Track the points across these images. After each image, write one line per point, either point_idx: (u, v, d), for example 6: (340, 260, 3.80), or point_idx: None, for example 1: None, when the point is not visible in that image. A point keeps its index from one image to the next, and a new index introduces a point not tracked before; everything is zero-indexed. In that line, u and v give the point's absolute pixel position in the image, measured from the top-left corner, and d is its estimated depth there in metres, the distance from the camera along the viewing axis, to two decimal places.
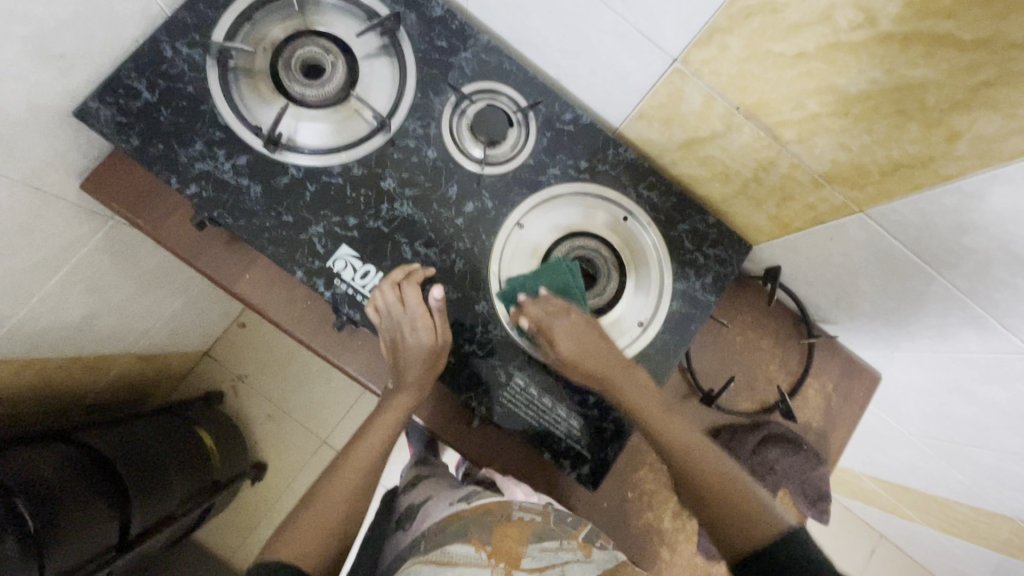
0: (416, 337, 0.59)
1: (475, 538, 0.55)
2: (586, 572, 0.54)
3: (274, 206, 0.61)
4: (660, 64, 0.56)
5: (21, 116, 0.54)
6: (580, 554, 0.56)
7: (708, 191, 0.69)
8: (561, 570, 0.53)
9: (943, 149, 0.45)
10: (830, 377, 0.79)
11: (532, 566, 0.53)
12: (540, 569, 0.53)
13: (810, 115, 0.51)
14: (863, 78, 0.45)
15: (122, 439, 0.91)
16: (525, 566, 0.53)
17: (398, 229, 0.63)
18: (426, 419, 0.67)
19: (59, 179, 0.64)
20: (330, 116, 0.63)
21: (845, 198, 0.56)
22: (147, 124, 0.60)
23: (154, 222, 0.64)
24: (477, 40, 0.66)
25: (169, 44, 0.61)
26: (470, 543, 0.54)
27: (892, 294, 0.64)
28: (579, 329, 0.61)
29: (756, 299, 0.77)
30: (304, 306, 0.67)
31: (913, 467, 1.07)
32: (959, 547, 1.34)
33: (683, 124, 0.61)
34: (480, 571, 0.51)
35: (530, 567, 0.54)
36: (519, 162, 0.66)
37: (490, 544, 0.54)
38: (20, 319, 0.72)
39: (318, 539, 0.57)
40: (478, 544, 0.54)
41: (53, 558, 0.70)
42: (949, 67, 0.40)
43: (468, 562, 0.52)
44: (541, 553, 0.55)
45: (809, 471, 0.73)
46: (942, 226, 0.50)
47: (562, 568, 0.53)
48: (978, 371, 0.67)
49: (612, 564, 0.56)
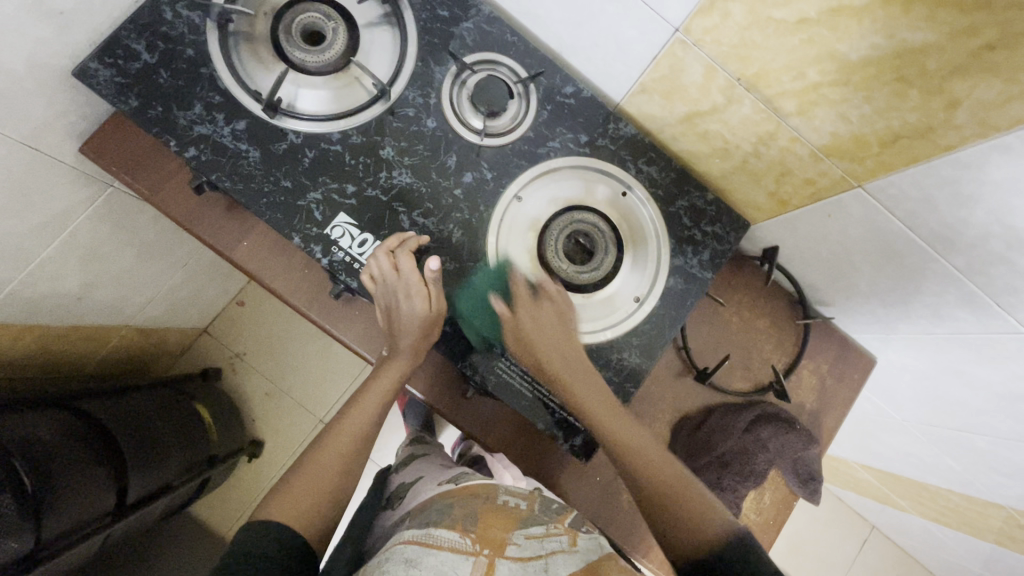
0: (410, 305, 0.59)
1: (460, 525, 0.53)
2: (568, 564, 0.52)
3: (272, 171, 0.61)
4: (661, 34, 0.56)
5: (20, 73, 0.54)
6: (566, 545, 0.54)
7: (707, 168, 0.68)
8: (545, 562, 0.51)
9: (942, 118, 0.45)
10: (824, 358, 0.79)
11: (517, 554, 0.52)
12: (526, 557, 0.51)
13: (811, 85, 0.51)
14: (864, 44, 0.45)
15: (120, 410, 0.92)
16: (510, 553, 0.52)
17: (397, 198, 0.63)
18: (421, 389, 0.68)
19: (59, 141, 0.64)
20: (330, 84, 0.63)
21: (844, 172, 0.56)
22: (146, 86, 0.60)
23: (152, 186, 0.64)
24: (478, 10, 0.66)
25: (169, 7, 0.60)
26: (455, 529, 0.53)
27: (888, 273, 0.64)
28: (545, 315, 0.63)
29: (752, 279, 0.78)
30: (301, 274, 0.67)
31: (907, 454, 1.07)
32: (950, 537, 1.35)
33: (684, 97, 0.61)
34: (462, 562, 0.49)
35: (515, 554, 0.52)
36: (519, 134, 0.66)
37: (474, 532, 0.53)
38: (20, 282, 0.73)
39: (314, 502, 0.57)
40: (462, 533, 0.53)
41: (47, 520, 0.71)
42: (950, 30, 0.40)
43: (451, 548, 0.50)
44: (527, 540, 0.53)
45: (802, 450, 0.73)
46: (940, 199, 0.50)
47: (547, 560, 0.52)
48: (972, 352, 0.67)
49: (596, 555, 0.54)
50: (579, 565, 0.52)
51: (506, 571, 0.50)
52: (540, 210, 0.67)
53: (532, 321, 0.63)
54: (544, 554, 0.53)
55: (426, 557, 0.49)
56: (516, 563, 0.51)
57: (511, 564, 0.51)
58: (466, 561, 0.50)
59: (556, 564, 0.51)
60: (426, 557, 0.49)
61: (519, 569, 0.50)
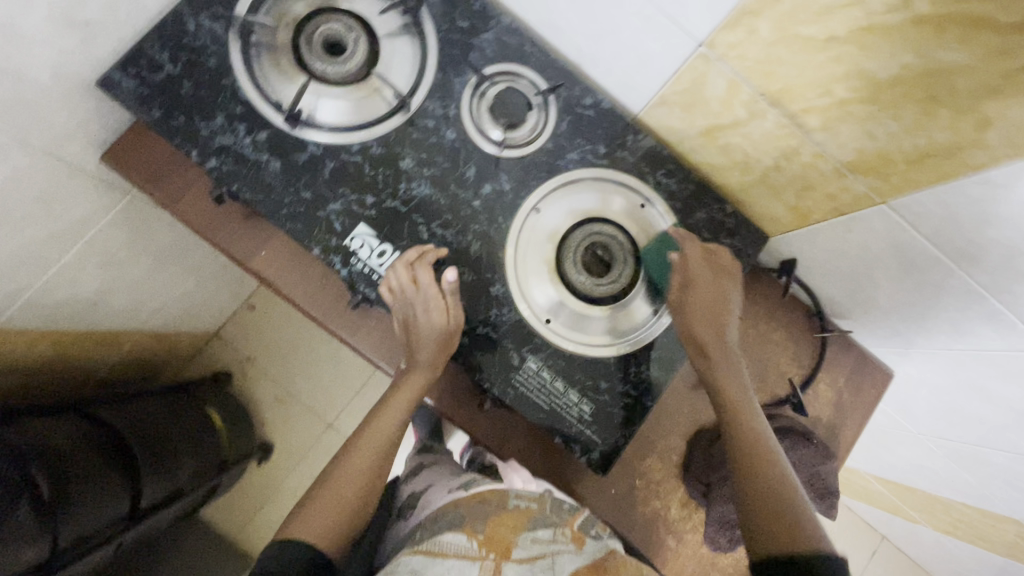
0: (429, 318, 0.59)
1: (467, 527, 0.54)
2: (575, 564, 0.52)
3: (293, 182, 0.61)
4: (684, 48, 0.56)
5: (45, 83, 0.55)
6: (571, 545, 0.54)
7: (727, 180, 0.68)
8: (551, 561, 0.52)
9: (972, 138, 0.45)
10: (841, 372, 0.78)
11: (524, 555, 0.52)
12: (532, 557, 0.52)
13: (837, 102, 0.51)
14: (894, 62, 0.45)
15: (134, 416, 0.92)
16: (515, 555, 0.52)
17: (416, 209, 0.63)
18: (437, 400, 0.68)
19: (80, 150, 0.64)
20: (350, 94, 0.62)
21: (867, 188, 0.56)
22: (169, 96, 0.60)
23: (172, 196, 0.65)
24: (499, 21, 0.66)
25: (192, 18, 0.61)
26: (462, 532, 0.53)
27: (908, 288, 0.63)
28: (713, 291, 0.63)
29: (770, 291, 0.77)
30: (319, 284, 0.67)
31: (921, 467, 1.07)
32: (963, 550, 1.34)
33: (705, 109, 0.61)
34: (467, 567, 0.50)
35: (520, 556, 0.52)
36: (538, 146, 0.66)
37: (481, 533, 0.53)
38: (39, 289, 0.73)
39: (333, 515, 0.57)
40: (470, 534, 0.53)
41: (63, 527, 0.71)
42: (983, 50, 0.40)
43: (457, 554, 0.51)
44: (533, 542, 0.53)
45: (819, 464, 0.72)
46: (965, 217, 0.50)
47: (553, 558, 0.52)
48: (993, 368, 0.66)
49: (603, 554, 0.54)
50: (586, 566, 0.52)
51: (512, 574, 0.50)
52: (560, 212, 0.67)
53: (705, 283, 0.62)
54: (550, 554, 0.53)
55: (433, 567, 0.49)
56: (523, 564, 0.51)
57: (516, 566, 0.51)
58: (473, 566, 0.50)
59: (563, 562, 0.52)
60: (433, 566, 0.49)
61: (525, 570, 0.50)
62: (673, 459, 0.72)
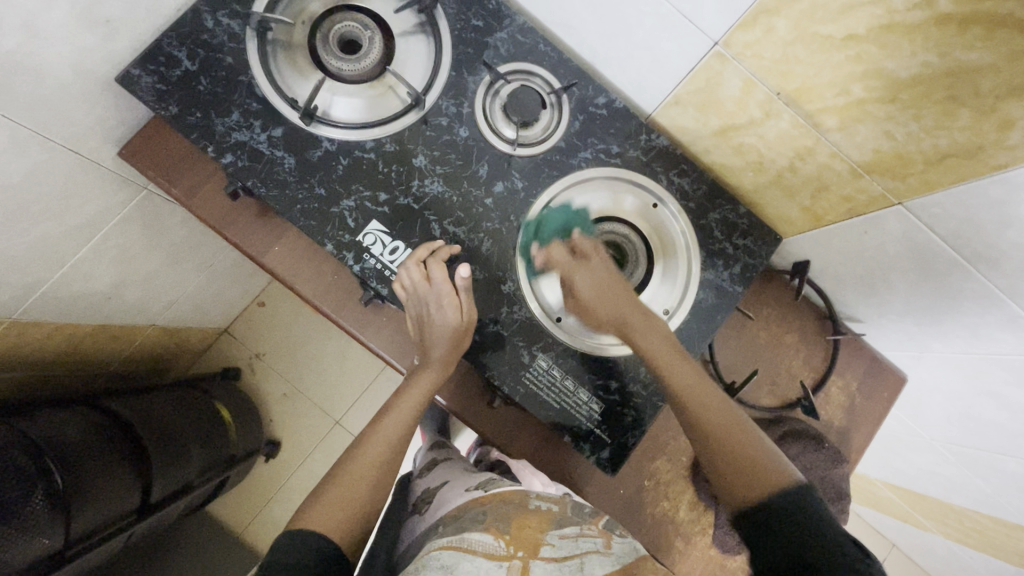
0: (441, 315, 0.60)
1: (493, 526, 0.52)
2: (603, 565, 0.51)
3: (307, 178, 0.61)
4: (700, 47, 0.55)
5: (66, 79, 0.55)
6: (600, 547, 0.53)
7: (740, 180, 0.68)
8: (580, 561, 0.51)
9: (994, 138, 0.44)
10: (854, 375, 0.77)
11: (552, 554, 0.51)
12: (561, 558, 0.51)
13: (855, 101, 0.50)
14: (915, 61, 0.45)
15: (145, 409, 0.93)
16: (544, 553, 0.51)
17: (428, 207, 0.63)
18: (448, 398, 0.68)
19: (97, 145, 0.65)
20: (365, 92, 0.63)
21: (884, 189, 0.55)
22: (185, 93, 0.60)
23: (186, 191, 0.65)
24: (513, 20, 0.66)
25: (210, 15, 0.61)
26: (488, 531, 0.52)
27: (925, 291, 0.62)
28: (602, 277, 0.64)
29: (783, 293, 0.77)
30: (331, 280, 0.68)
31: (933, 473, 1.05)
32: (975, 560, 1.32)
33: (720, 109, 0.60)
34: (497, 566, 0.49)
35: (550, 554, 0.51)
36: (551, 144, 0.66)
37: (508, 533, 0.52)
38: (54, 282, 0.74)
39: (344, 509, 0.57)
40: (497, 534, 0.52)
41: (77, 518, 0.71)
42: (1009, 50, 0.39)
43: (486, 552, 0.50)
44: (561, 540, 0.53)
45: (830, 469, 0.71)
46: (985, 219, 0.49)
47: (582, 559, 0.51)
48: (1010, 373, 0.65)
49: (631, 557, 0.53)
50: (615, 568, 0.51)
51: (541, 571, 0.49)
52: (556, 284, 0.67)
53: (590, 279, 0.64)
54: (579, 553, 0.52)
55: (462, 563, 0.48)
56: (551, 563, 0.50)
57: (545, 564, 0.50)
58: (501, 567, 0.49)
59: (592, 565, 0.50)
60: (462, 562, 0.48)
61: (554, 569, 0.49)
62: (683, 460, 0.72)
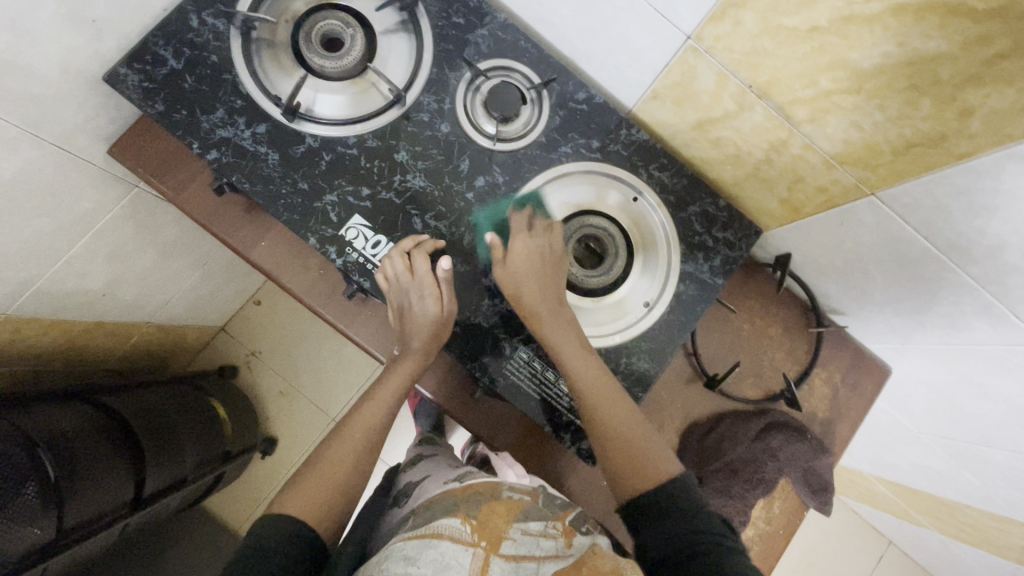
0: (423, 305, 0.61)
1: (461, 512, 0.53)
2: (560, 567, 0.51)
3: (291, 173, 0.62)
4: (673, 41, 0.56)
5: (54, 78, 0.57)
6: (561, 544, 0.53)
7: (720, 174, 0.68)
8: (537, 564, 0.50)
9: (956, 126, 0.45)
10: (838, 368, 0.78)
11: (512, 551, 0.50)
12: (520, 556, 0.50)
13: (823, 93, 0.51)
14: (876, 52, 0.45)
15: (139, 404, 0.94)
16: (504, 550, 0.50)
17: (410, 201, 0.64)
18: (432, 390, 0.69)
19: (87, 143, 0.67)
20: (348, 89, 0.64)
21: (857, 180, 0.56)
22: (171, 91, 0.62)
23: (173, 187, 0.66)
24: (494, 17, 0.67)
25: (195, 15, 0.63)
26: (457, 516, 0.52)
27: (902, 282, 0.63)
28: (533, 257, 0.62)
29: (765, 285, 0.77)
30: (317, 275, 0.69)
31: (923, 467, 1.06)
32: (969, 555, 1.32)
33: (696, 103, 0.61)
34: (463, 547, 0.49)
35: (510, 551, 0.50)
36: (530, 139, 0.67)
37: (475, 518, 0.53)
38: (47, 280, 0.76)
39: (321, 496, 0.58)
40: (465, 519, 0.52)
41: (69, 509, 0.73)
42: (963, 39, 0.40)
43: (453, 537, 0.50)
44: (523, 536, 0.52)
45: (813, 460, 0.72)
46: (954, 208, 0.50)
47: (539, 561, 0.50)
48: (989, 364, 0.66)
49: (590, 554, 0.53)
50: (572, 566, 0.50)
51: (498, 571, 0.48)
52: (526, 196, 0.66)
53: (524, 248, 0.62)
54: (539, 553, 0.51)
55: (426, 550, 0.48)
56: (510, 562, 0.49)
57: (503, 562, 0.49)
58: (466, 552, 0.49)
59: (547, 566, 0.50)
60: (426, 551, 0.47)
61: (512, 569, 0.49)
62: None
